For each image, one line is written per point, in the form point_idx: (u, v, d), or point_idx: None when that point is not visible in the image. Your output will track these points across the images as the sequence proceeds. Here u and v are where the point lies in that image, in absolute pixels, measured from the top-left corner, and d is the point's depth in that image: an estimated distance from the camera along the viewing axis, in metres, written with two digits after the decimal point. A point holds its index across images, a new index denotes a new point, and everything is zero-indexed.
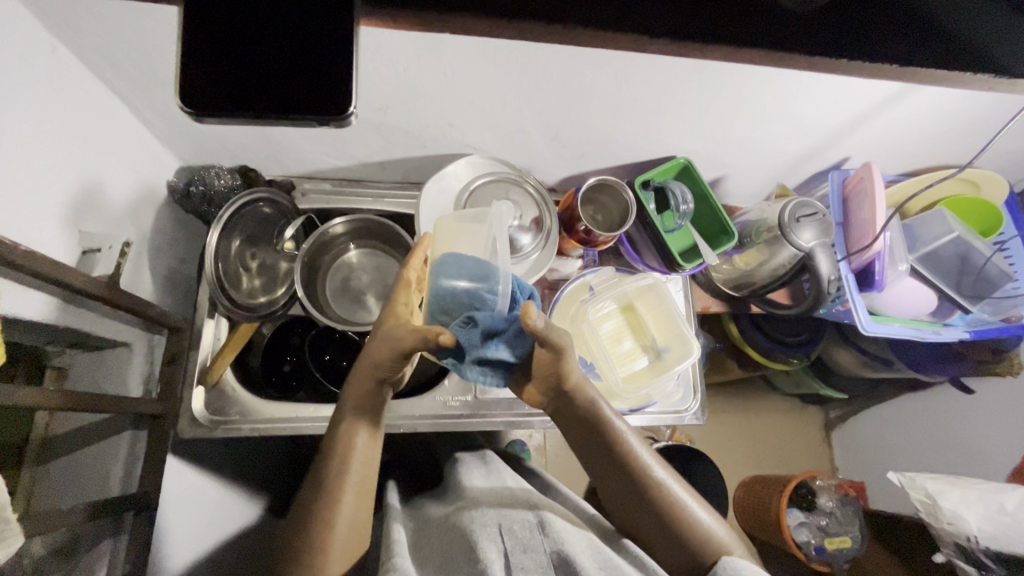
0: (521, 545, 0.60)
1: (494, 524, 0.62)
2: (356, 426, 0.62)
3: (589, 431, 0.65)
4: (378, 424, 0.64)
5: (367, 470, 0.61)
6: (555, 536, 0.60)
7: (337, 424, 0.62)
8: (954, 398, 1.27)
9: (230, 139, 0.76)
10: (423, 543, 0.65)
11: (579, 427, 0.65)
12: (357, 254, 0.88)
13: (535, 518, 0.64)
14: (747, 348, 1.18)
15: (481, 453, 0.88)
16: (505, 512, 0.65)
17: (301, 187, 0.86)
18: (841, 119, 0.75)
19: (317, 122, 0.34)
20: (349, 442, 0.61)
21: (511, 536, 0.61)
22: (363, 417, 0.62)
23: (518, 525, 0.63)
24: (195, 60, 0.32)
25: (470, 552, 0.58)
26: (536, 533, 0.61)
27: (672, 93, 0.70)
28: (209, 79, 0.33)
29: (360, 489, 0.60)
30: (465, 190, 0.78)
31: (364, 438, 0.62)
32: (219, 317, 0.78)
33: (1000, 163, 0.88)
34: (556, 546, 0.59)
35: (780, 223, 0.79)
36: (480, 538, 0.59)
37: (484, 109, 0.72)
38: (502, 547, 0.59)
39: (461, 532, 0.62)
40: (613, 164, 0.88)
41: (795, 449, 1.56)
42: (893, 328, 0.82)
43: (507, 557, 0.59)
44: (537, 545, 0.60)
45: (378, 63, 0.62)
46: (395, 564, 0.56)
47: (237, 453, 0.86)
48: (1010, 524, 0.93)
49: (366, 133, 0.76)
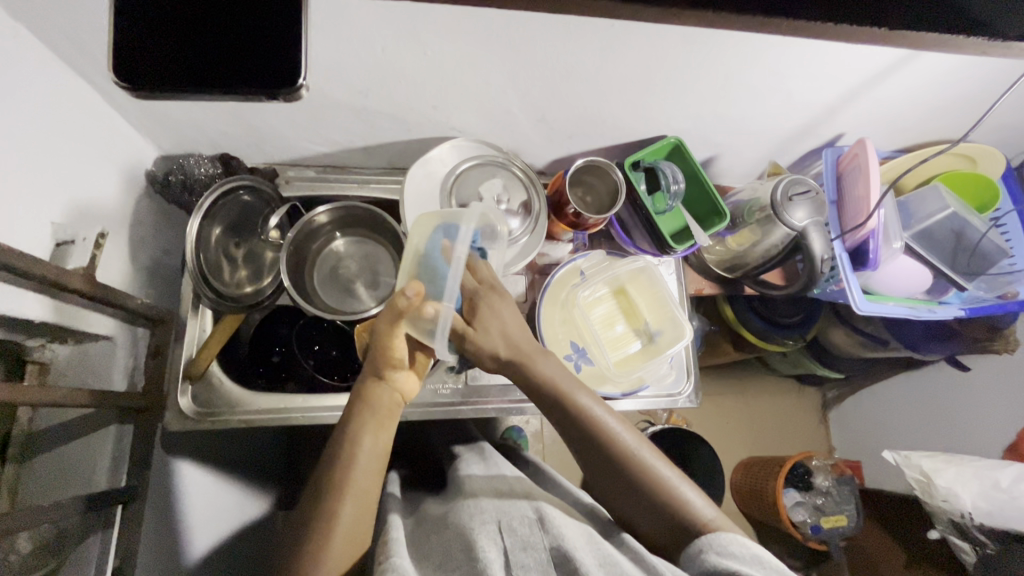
0: (521, 543, 0.59)
1: (493, 521, 0.62)
2: (364, 426, 0.61)
3: (548, 400, 0.68)
4: (384, 424, 0.63)
5: (371, 473, 0.60)
6: (555, 532, 0.59)
7: (343, 426, 0.61)
8: (950, 377, 1.26)
9: (209, 126, 0.74)
10: (423, 540, 0.66)
11: (539, 397, 0.68)
12: (344, 242, 0.87)
13: (535, 514, 0.63)
14: (742, 330, 1.18)
15: (479, 446, 0.88)
16: (504, 508, 0.65)
17: (284, 175, 0.84)
18: (834, 94, 0.73)
19: (265, 95, 0.40)
20: (357, 444, 0.60)
21: (510, 534, 0.61)
22: (370, 421, 0.62)
23: (518, 521, 0.62)
24: (133, 41, 0.38)
25: (469, 551, 0.58)
26: (536, 530, 0.61)
27: (659, 70, 0.68)
28: (154, 60, 0.39)
29: (360, 496, 0.58)
30: (450, 174, 0.76)
31: (369, 438, 0.61)
32: (204, 310, 0.77)
33: (996, 137, 0.86)
34: (555, 543, 0.59)
35: (773, 202, 0.77)
36: (479, 536, 0.59)
37: (469, 90, 0.70)
38: (502, 544, 0.59)
39: (460, 528, 0.62)
40: (602, 146, 0.86)
41: (791, 429, 1.57)
42: (888, 307, 0.81)
43: (508, 555, 0.59)
44: (538, 542, 0.60)
45: (355, 41, 0.60)
46: (392, 562, 0.56)
47: (233, 445, 0.86)
48: (1004, 500, 0.93)
49: (348, 116, 0.74)
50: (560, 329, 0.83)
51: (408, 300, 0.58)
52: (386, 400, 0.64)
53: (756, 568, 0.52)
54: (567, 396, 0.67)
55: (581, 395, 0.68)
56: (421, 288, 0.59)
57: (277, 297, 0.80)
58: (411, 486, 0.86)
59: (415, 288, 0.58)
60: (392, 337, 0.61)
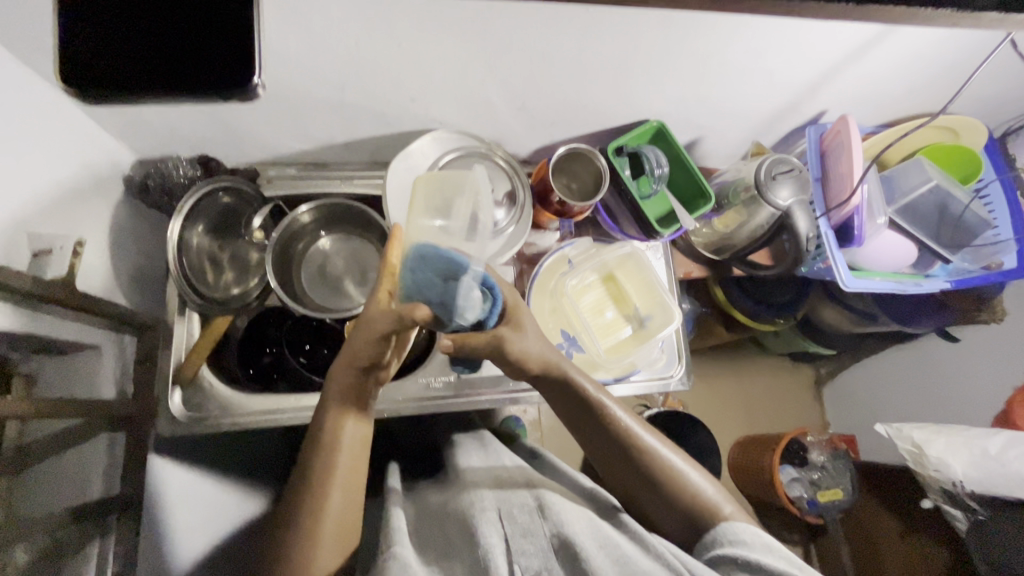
0: (521, 530, 0.60)
1: (493, 509, 0.63)
2: (343, 416, 0.61)
3: (568, 402, 0.67)
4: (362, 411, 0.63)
5: (354, 461, 0.61)
6: (555, 518, 0.59)
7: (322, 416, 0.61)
8: (940, 349, 1.27)
9: (184, 127, 0.73)
10: (425, 528, 0.67)
11: (559, 399, 0.67)
12: (329, 240, 0.87)
13: (535, 502, 0.63)
14: (733, 311, 1.19)
15: (480, 435, 0.88)
16: (505, 497, 0.65)
17: (265, 174, 0.83)
18: (816, 70, 0.73)
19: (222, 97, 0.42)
20: (337, 432, 0.61)
21: (511, 521, 0.61)
22: (349, 409, 0.62)
23: (518, 509, 0.63)
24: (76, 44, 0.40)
25: (470, 538, 0.59)
26: (536, 517, 0.61)
27: (638, 52, 0.67)
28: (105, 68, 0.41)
29: (347, 486, 0.60)
30: (433, 167, 0.75)
31: (349, 425, 0.61)
32: (191, 313, 0.76)
33: (979, 107, 0.86)
34: (556, 530, 0.59)
35: (757, 182, 0.77)
36: (481, 523, 0.59)
37: (446, 81, 0.69)
38: (502, 531, 0.59)
39: (462, 517, 0.63)
40: (584, 132, 0.85)
41: (786, 407, 1.58)
42: (875, 282, 0.82)
43: (509, 541, 0.59)
44: (538, 529, 0.60)
45: (327, 35, 0.59)
46: (395, 551, 0.58)
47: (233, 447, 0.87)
48: (992, 468, 0.95)
49: (326, 112, 0.73)
50: (549, 318, 0.83)
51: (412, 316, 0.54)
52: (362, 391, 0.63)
53: (764, 553, 0.55)
54: (590, 396, 0.66)
55: (605, 396, 0.68)
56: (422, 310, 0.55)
57: (264, 298, 0.79)
58: (411, 479, 0.86)
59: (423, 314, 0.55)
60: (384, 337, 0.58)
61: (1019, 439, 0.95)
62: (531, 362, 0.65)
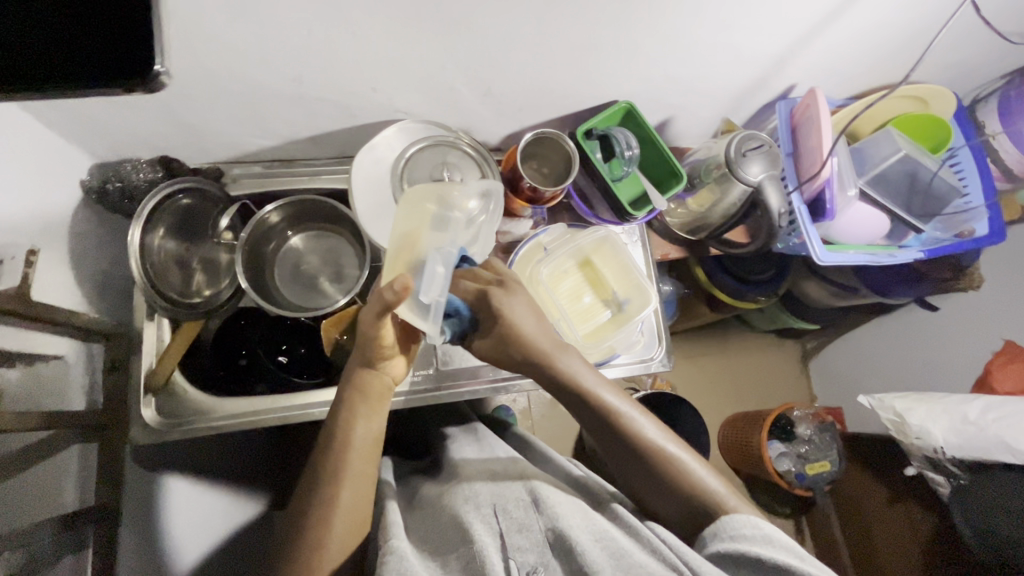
0: (516, 526, 0.60)
1: (487, 504, 0.63)
2: (355, 414, 0.62)
3: (568, 394, 0.67)
4: (377, 409, 0.64)
5: (365, 458, 0.61)
6: (549, 512, 0.60)
7: (334, 413, 0.62)
8: (920, 319, 1.28)
9: (140, 127, 0.71)
10: (419, 522, 0.67)
11: (558, 391, 0.67)
12: (300, 238, 0.86)
13: (529, 496, 0.63)
14: (715, 290, 1.19)
15: (469, 427, 0.89)
16: (498, 491, 0.65)
17: (230, 173, 0.81)
18: (782, 42, 0.72)
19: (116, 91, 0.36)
20: (348, 431, 0.61)
21: (505, 516, 0.61)
22: (362, 407, 0.63)
23: (512, 504, 0.63)
24: None
25: (463, 533, 0.59)
26: (530, 511, 0.61)
27: (601, 32, 0.66)
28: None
29: (357, 483, 0.60)
30: (399, 158, 0.73)
31: (362, 423, 0.62)
32: (161, 319, 0.75)
33: (947, 74, 0.86)
34: (550, 524, 0.59)
35: (727, 160, 0.76)
36: (472, 521, 0.60)
37: (407, 70, 0.68)
38: (497, 528, 0.60)
39: (453, 509, 0.63)
40: (554, 116, 0.84)
41: (773, 383, 1.60)
42: (849, 256, 0.82)
43: (503, 537, 0.59)
44: (533, 524, 0.60)
45: (278, 25, 0.58)
46: (391, 545, 0.58)
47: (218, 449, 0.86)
48: (972, 432, 0.96)
49: (288, 106, 0.72)
50: None
51: (394, 293, 0.56)
52: (377, 388, 0.65)
53: (767, 547, 0.54)
54: (587, 389, 0.66)
55: (603, 388, 0.67)
56: (408, 282, 0.56)
57: (237, 298, 0.78)
58: (398, 474, 0.86)
59: (402, 283, 0.55)
60: (378, 327, 0.60)
61: (997, 403, 0.96)
62: (526, 350, 0.66)
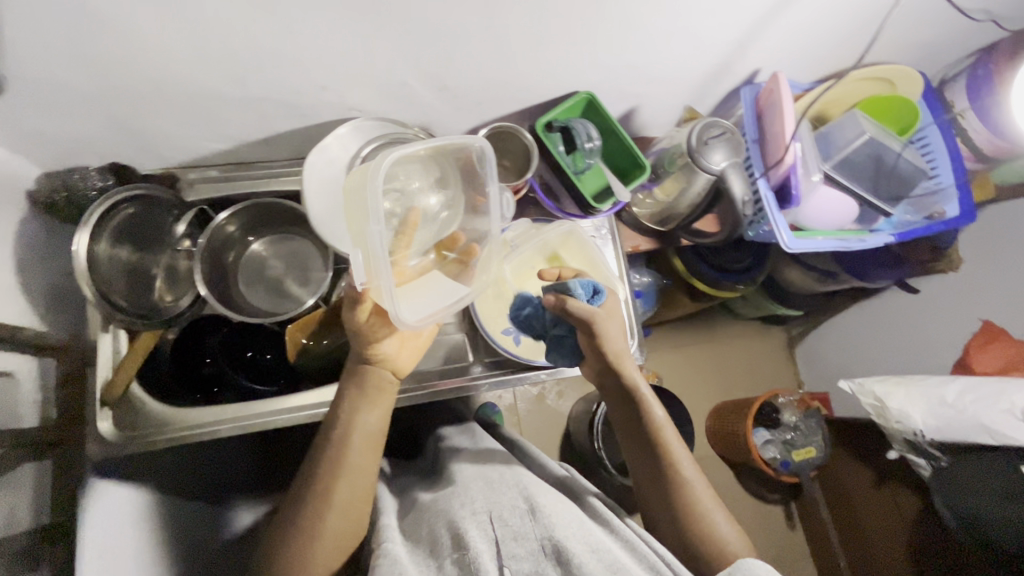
0: (512, 533, 0.59)
1: (483, 511, 0.62)
2: (358, 405, 0.66)
3: (617, 393, 0.72)
4: (378, 400, 0.67)
5: (366, 449, 0.65)
6: (546, 522, 0.59)
7: (339, 405, 0.66)
8: (901, 301, 1.28)
9: (85, 134, 0.69)
10: (413, 526, 0.66)
11: (609, 389, 0.73)
12: (262, 244, 0.84)
13: (526, 504, 0.62)
14: (694, 280, 1.18)
15: (467, 428, 0.90)
16: (495, 497, 0.64)
17: (185, 178, 0.79)
18: (739, 26, 0.70)
19: None
20: (352, 421, 0.65)
21: (501, 524, 0.60)
22: (363, 399, 0.66)
23: (509, 512, 0.61)
24: None
25: (458, 540, 0.58)
26: (528, 520, 0.60)
27: (550, 21, 0.64)
28: None
29: (355, 476, 0.63)
30: (354, 158, 0.72)
31: (362, 415, 0.66)
32: (116, 329, 0.73)
33: (913, 53, 0.84)
34: (547, 534, 0.58)
35: (689, 149, 0.75)
36: (470, 528, 0.59)
37: (356, 66, 0.66)
38: (492, 536, 0.59)
39: (448, 515, 0.62)
40: (515, 110, 0.82)
41: (760, 371, 1.59)
42: (817, 242, 0.81)
43: (499, 546, 0.58)
44: (528, 533, 0.59)
45: (211, 24, 0.56)
46: (386, 550, 0.60)
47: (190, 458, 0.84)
48: (949, 415, 0.96)
49: (236, 108, 0.70)
50: (494, 307, 0.83)
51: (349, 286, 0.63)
52: (378, 381, 0.68)
53: None
54: (636, 393, 0.71)
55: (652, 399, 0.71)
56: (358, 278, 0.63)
57: (197, 307, 0.77)
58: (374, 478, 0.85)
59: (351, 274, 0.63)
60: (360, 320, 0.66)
61: (974, 384, 0.95)
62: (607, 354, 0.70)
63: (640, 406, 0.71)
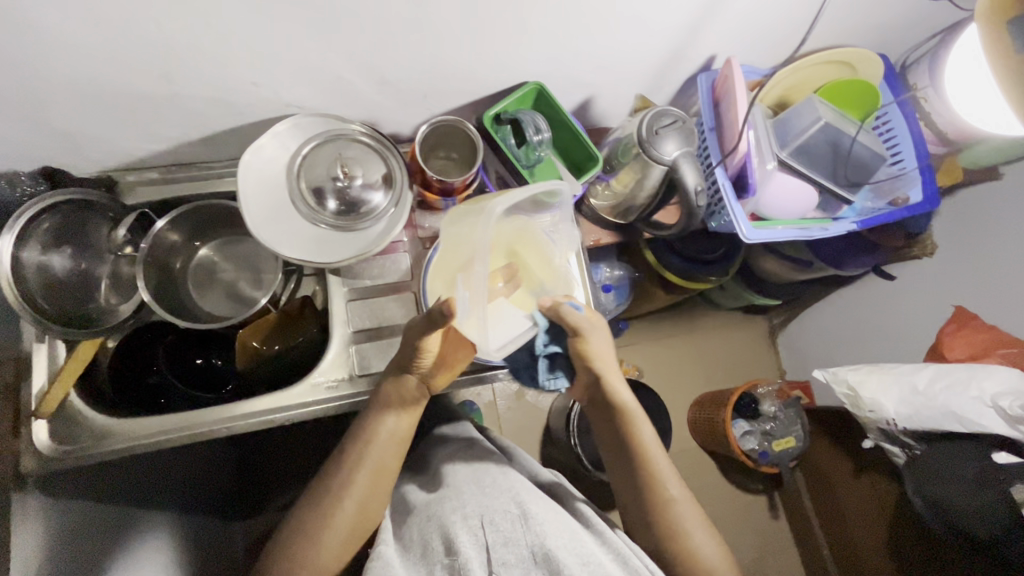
0: (502, 539, 0.61)
1: (475, 514, 0.62)
2: (386, 408, 0.66)
3: (603, 403, 0.71)
4: (411, 409, 0.67)
5: (390, 450, 0.66)
6: (538, 531, 0.60)
7: (369, 409, 0.66)
8: (877, 288, 1.26)
9: (8, 139, 0.66)
10: (405, 525, 0.67)
11: (596, 398, 0.72)
12: (209, 246, 0.83)
13: (517, 508, 0.63)
14: (665, 271, 1.16)
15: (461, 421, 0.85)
16: (487, 500, 0.64)
17: (124, 181, 0.77)
18: (685, 11, 0.68)
19: None
20: (377, 424, 0.66)
21: (492, 529, 0.61)
22: (395, 405, 0.66)
23: (500, 516, 0.62)
24: None
25: (450, 546, 0.60)
26: (518, 526, 0.61)
27: (482, 10, 0.61)
28: None
29: (375, 477, 0.65)
30: (295, 157, 0.70)
31: (391, 420, 0.66)
32: (54, 341, 0.72)
33: (873, 34, 0.82)
34: (538, 542, 0.60)
35: (640, 139, 0.74)
36: (461, 537, 0.60)
37: (284, 61, 0.63)
38: (483, 542, 0.60)
39: (440, 519, 0.63)
40: (464, 102, 0.79)
41: (740, 360, 1.58)
42: (777, 231, 0.79)
43: (490, 552, 0.60)
44: (519, 539, 0.61)
45: (118, 21, 0.53)
46: (380, 550, 0.61)
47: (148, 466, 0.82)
48: (920, 403, 0.94)
49: (166, 107, 0.67)
50: None
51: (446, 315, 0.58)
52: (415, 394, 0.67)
53: None
54: (623, 405, 0.70)
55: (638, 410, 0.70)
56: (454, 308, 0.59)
57: (139, 314, 0.75)
58: None
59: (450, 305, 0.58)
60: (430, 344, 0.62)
61: (945, 370, 0.94)
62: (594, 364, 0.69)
63: (626, 421, 0.70)
